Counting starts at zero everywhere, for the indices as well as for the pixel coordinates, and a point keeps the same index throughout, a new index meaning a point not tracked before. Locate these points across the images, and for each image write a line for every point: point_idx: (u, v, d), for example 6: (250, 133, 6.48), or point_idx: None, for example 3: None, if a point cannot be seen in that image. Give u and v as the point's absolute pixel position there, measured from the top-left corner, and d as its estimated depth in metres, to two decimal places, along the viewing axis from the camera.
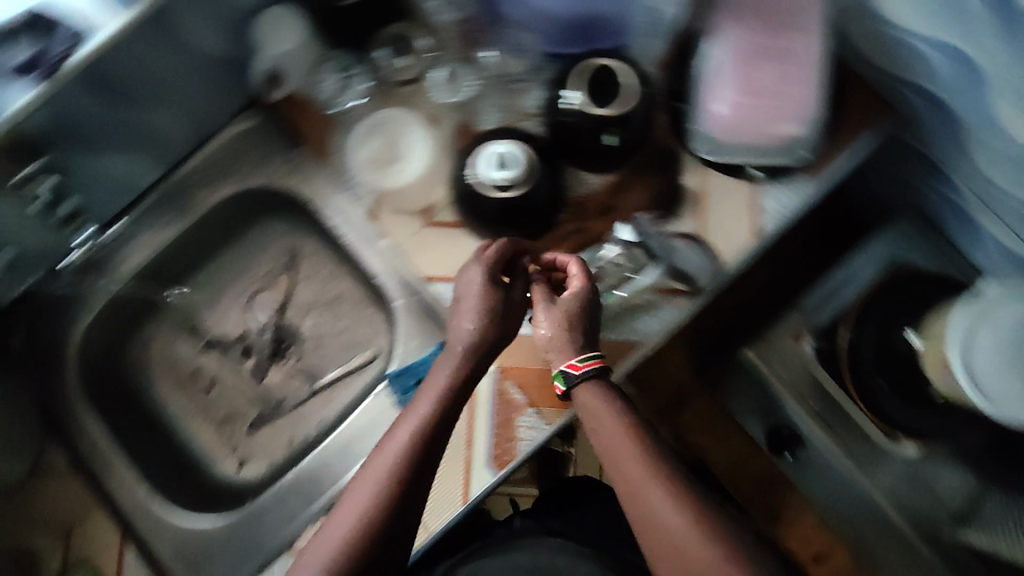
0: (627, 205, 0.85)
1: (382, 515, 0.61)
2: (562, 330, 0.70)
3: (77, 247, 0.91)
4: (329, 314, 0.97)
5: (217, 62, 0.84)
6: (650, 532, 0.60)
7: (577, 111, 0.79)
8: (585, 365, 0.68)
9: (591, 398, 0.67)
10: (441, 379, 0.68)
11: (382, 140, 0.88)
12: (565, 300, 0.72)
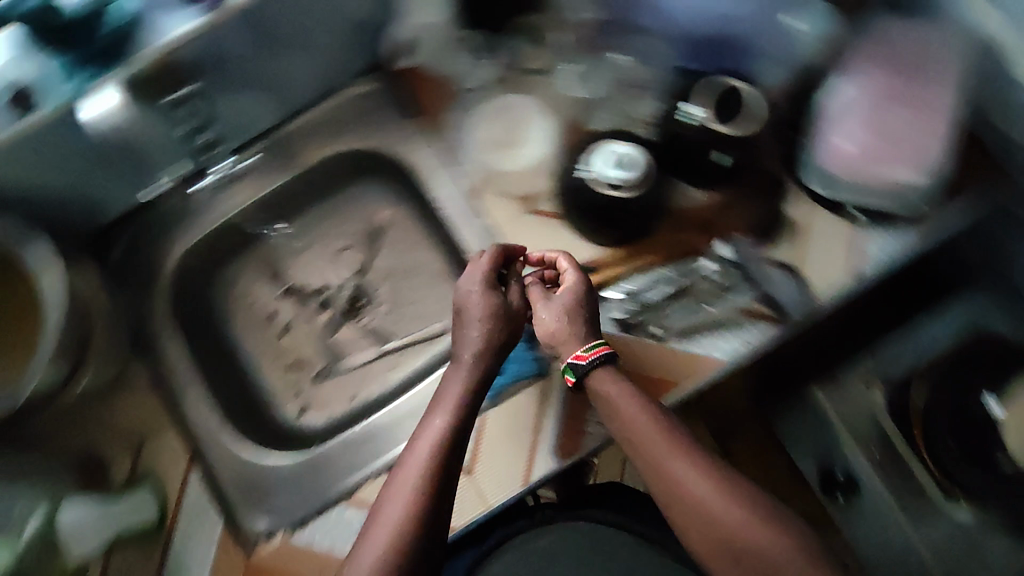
0: (727, 224, 0.85)
1: (416, 520, 0.65)
2: (568, 317, 0.77)
3: (214, 172, 0.96)
4: (407, 282, 0.97)
5: (358, 22, 0.86)
6: (686, 507, 0.65)
7: (698, 126, 0.81)
8: (591, 354, 0.74)
9: (609, 387, 0.73)
10: (455, 391, 0.75)
11: (502, 124, 0.90)
12: (562, 294, 0.79)
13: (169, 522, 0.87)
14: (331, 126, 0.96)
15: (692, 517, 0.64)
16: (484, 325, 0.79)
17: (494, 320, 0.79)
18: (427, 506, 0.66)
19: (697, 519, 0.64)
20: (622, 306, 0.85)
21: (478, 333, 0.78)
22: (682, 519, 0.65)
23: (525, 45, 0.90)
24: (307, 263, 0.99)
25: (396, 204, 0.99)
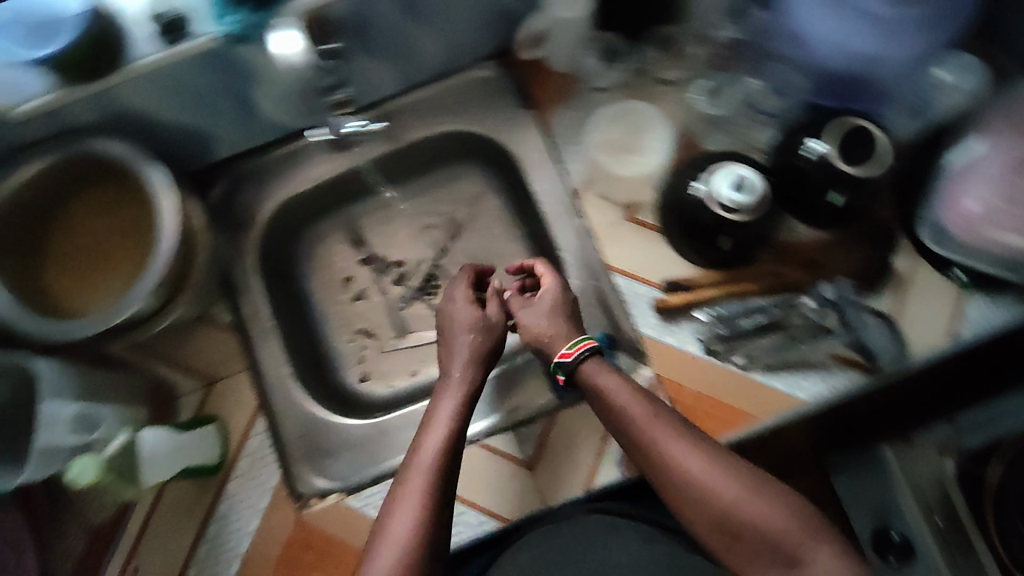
0: (830, 265, 0.84)
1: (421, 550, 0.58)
2: (549, 320, 0.72)
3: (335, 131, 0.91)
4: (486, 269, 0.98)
5: (499, 7, 0.84)
6: (690, 498, 0.57)
7: (817, 160, 0.78)
8: (575, 349, 0.68)
9: (597, 374, 0.66)
10: (450, 406, 0.68)
11: (622, 128, 0.91)
12: (545, 297, 0.75)
13: (229, 462, 0.86)
14: (441, 106, 0.95)
15: (698, 508, 0.56)
16: (464, 329, 0.74)
17: (474, 324, 0.74)
18: (432, 533, 0.59)
19: (709, 513, 0.56)
20: (710, 329, 0.84)
21: (466, 339, 0.73)
22: (687, 511, 0.57)
23: (658, 56, 0.89)
24: (390, 234, 1.00)
25: (481, 188, 1.00)
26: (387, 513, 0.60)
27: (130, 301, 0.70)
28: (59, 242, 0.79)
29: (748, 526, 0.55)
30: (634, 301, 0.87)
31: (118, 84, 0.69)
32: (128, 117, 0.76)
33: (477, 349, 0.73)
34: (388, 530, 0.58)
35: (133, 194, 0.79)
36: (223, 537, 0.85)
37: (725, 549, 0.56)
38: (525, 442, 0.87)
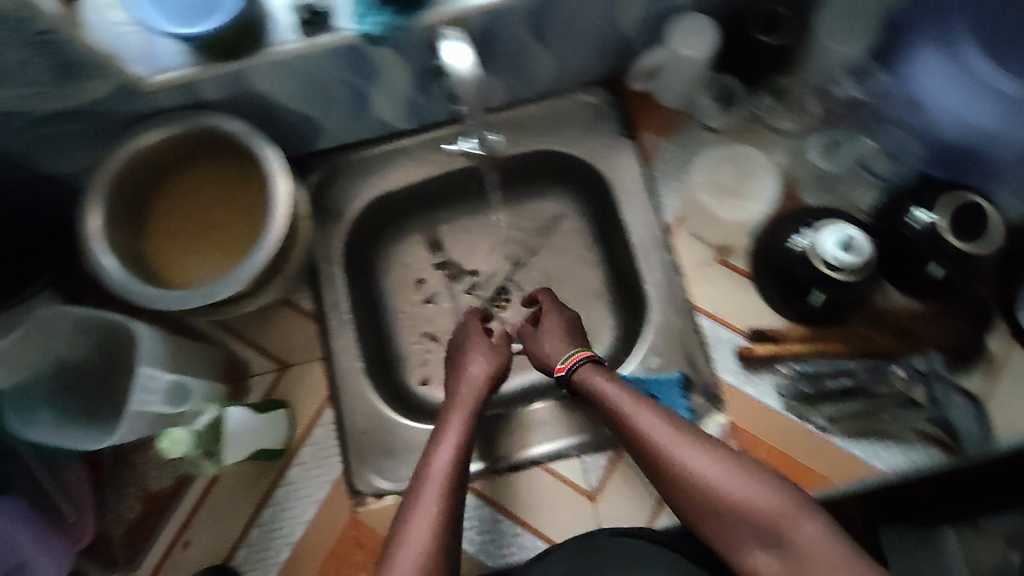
0: (922, 337, 0.83)
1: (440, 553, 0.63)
2: (550, 339, 0.79)
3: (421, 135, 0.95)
4: (561, 291, 0.98)
5: (620, 37, 0.84)
6: (684, 488, 0.63)
7: (922, 230, 0.77)
8: (568, 361, 0.75)
9: (593, 379, 0.73)
10: (462, 419, 0.74)
11: (731, 170, 0.86)
12: (547, 320, 0.82)
13: (293, 449, 0.86)
14: (542, 125, 0.94)
15: (693, 497, 0.62)
16: (475, 355, 0.81)
17: (481, 351, 0.81)
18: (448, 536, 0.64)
19: (705, 503, 0.61)
20: (793, 387, 0.83)
21: (477, 361, 0.80)
22: (685, 501, 0.63)
23: (772, 106, 0.89)
24: (467, 242, 1.01)
25: (562, 208, 1.01)
26: (407, 514, 0.65)
27: (232, 281, 0.71)
28: (168, 201, 0.78)
29: (733, 505, 0.60)
30: (716, 345, 0.86)
31: (251, 66, 0.70)
32: (256, 102, 0.77)
33: (487, 372, 0.79)
34: (408, 534, 0.63)
35: (250, 172, 0.78)
36: (275, 524, 0.84)
37: (722, 535, 0.61)
38: (590, 471, 0.85)
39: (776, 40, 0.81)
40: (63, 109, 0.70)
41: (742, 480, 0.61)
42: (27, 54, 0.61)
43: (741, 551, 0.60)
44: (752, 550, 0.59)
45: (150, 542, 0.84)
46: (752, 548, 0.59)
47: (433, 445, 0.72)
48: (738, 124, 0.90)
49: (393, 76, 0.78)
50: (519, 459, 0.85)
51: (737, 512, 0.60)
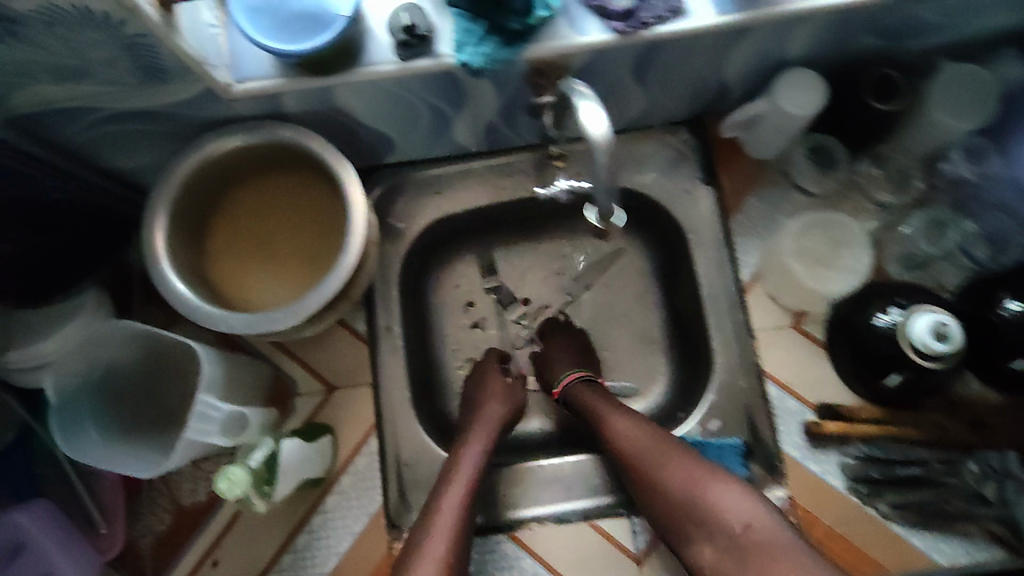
0: (1000, 432, 0.80)
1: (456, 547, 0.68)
2: (560, 359, 0.88)
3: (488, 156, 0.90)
4: (618, 333, 0.94)
5: (717, 82, 0.79)
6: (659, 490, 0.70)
7: (1016, 321, 0.73)
8: (563, 382, 0.84)
9: (586, 393, 0.82)
10: (485, 430, 0.79)
11: (820, 237, 0.82)
12: (555, 342, 0.89)
13: (333, 476, 0.83)
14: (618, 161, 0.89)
15: (665, 496, 0.70)
16: (489, 377, 0.86)
17: (494, 373, 0.86)
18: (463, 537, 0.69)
19: (675, 501, 0.69)
20: (862, 470, 0.81)
21: (493, 383, 0.85)
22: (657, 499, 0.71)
23: (869, 171, 0.84)
24: (522, 271, 0.97)
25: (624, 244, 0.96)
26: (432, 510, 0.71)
27: (300, 309, 0.67)
28: (234, 211, 0.74)
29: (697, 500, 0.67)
30: (782, 417, 0.83)
31: (342, 82, 0.65)
32: (333, 116, 0.73)
33: (507, 394, 0.84)
34: (433, 528, 0.69)
35: (327, 186, 0.74)
36: (309, 552, 0.81)
37: (685, 529, 0.68)
38: (638, 534, 0.83)
39: (891, 108, 0.77)
40: (139, 108, 0.65)
41: (706, 481, 0.68)
42: (114, 57, 0.56)
43: (701, 541, 0.66)
44: (712, 546, 0.66)
45: (176, 559, 0.81)
46: (708, 541, 0.66)
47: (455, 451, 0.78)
48: (832, 188, 0.85)
49: (481, 102, 0.74)
50: (566, 512, 0.83)
51: (701, 506, 0.67)
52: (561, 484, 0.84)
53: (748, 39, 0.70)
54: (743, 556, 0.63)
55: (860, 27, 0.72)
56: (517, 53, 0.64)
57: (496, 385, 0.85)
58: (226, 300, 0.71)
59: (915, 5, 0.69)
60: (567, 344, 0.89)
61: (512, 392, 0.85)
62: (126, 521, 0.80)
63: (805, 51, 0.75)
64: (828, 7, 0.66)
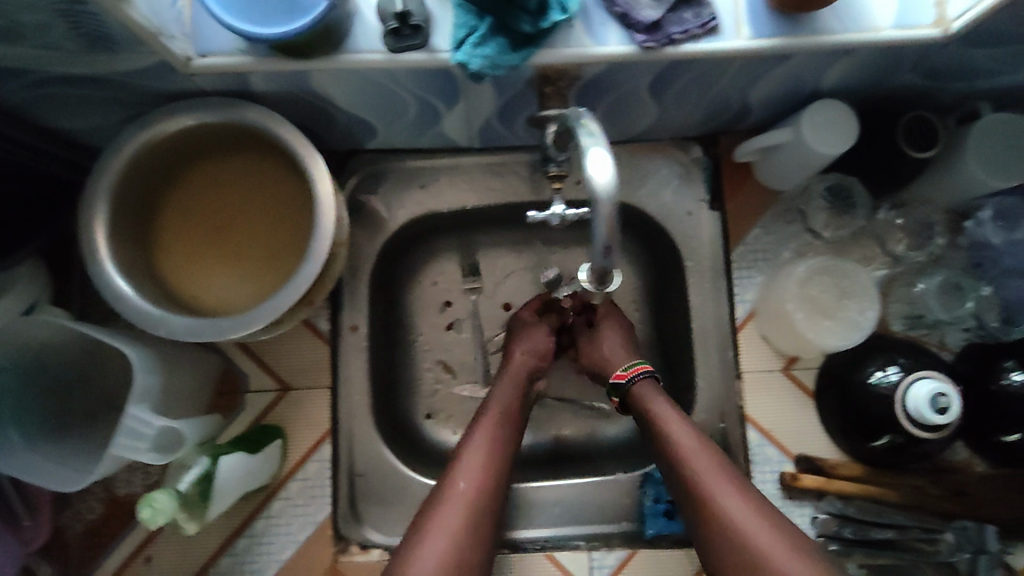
0: (982, 503, 0.76)
1: (470, 543, 0.64)
2: (608, 346, 0.77)
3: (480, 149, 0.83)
4: None
5: (738, 104, 0.72)
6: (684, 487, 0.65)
7: (1014, 392, 0.69)
8: (630, 371, 0.72)
9: (647, 392, 0.71)
10: (494, 423, 0.72)
11: (830, 285, 0.74)
12: (606, 325, 0.78)
13: (280, 480, 0.78)
14: (620, 174, 0.83)
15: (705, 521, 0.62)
16: (523, 332, 0.79)
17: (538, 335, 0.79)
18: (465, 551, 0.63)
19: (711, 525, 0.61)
20: (833, 527, 0.76)
21: (521, 336, 0.79)
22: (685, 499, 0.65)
23: (886, 216, 0.78)
24: (505, 276, 0.90)
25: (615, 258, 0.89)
26: (440, 497, 0.66)
27: (251, 320, 0.60)
28: (190, 190, 0.66)
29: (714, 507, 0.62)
30: (759, 463, 0.78)
31: (319, 69, 0.58)
32: (310, 99, 0.65)
33: (533, 347, 0.78)
34: (423, 543, 0.62)
35: (297, 176, 0.66)
36: (250, 557, 0.76)
37: (711, 545, 0.61)
38: (596, 569, 0.78)
39: (931, 154, 0.70)
40: (83, 75, 0.56)
41: (744, 507, 0.61)
42: (51, 20, 0.48)
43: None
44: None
45: (108, 551, 0.76)
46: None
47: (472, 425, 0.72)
48: (845, 234, 0.78)
49: (478, 102, 0.67)
50: (527, 539, 0.81)
51: (725, 527, 0.60)
52: (528, 509, 0.82)
53: (782, 65, 0.63)
54: None
55: (904, 64, 0.65)
56: (525, 59, 0.57)
57: (531, 337, 0.79)
58: (173, 293, 0.65)
59: (970, 48, 0.62)
60: (618, 329, 0.78)
61: (534, 353, 0.78)
62: (52, 511, 0.76)
63: (839, 82, 0.68)
64: (877, 41, 0.59)
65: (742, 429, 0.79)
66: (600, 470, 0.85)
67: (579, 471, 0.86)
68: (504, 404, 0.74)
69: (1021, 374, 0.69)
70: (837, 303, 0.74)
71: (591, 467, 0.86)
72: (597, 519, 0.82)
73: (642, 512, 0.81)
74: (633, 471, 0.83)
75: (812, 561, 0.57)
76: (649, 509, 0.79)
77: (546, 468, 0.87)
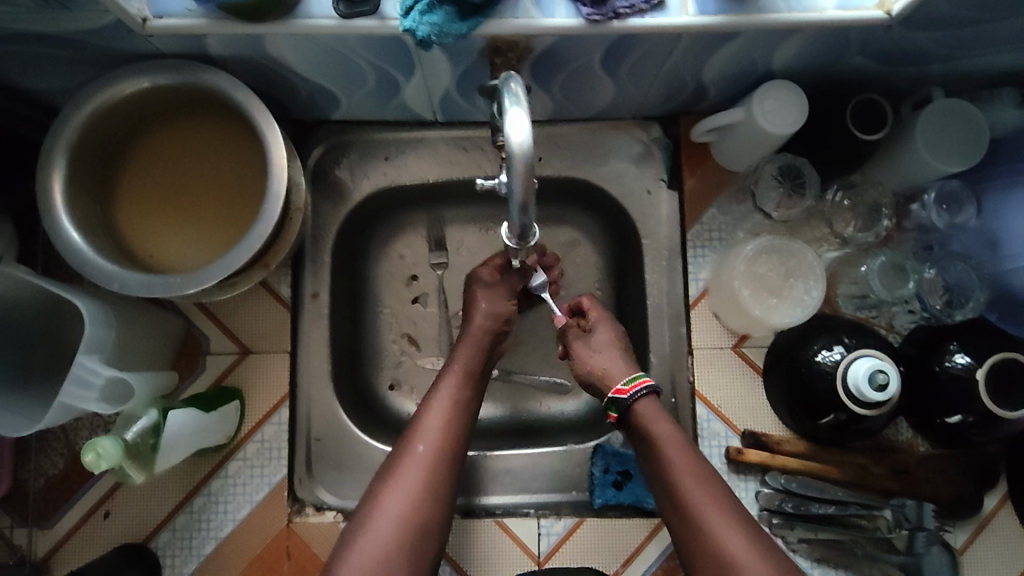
0: (922, 483, 0.78)
1: (427, 507, 0.64)
2: (606, 356, 0.74)
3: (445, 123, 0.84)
4: None
5: (694, 83, 0.74)
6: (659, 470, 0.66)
7: (955, 374, 0.71)
8: (631, 387, 0.69)
9: (647, 406, 0.69)
10: (453, 384, 0.73)
11: (777, 265, 0.76)
12: (601, 331, 0.76)
13: (236, 442, 0.79)
14: (583, 152, 0.84)
15: (682, 513, 0.63)
16: (484, 294, 0.78)
17: (493, 288, 0.79)
18: (425, 511, 0.64)
19: (685, 516, 0.63)
20: (776, 501, 0.78)
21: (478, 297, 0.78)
22: (658, 483, 0.66)
23: (835, 198, 0.79)
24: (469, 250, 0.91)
25: (577, 235, 0.90)
26: (399, 461, 0.67)
27: (201, 277, 0.62)
28: (150, 152, 0.68)
29: (685, 499, 0.63)
30: (707, 437, 0.80)
31: (272, 33, 0.59)
32: (268, 65, 0.66)
33: (494, 314, 0.77)
34: (381, 502, 0.64)
35: (254, 140, 0.68)
36: (205, 515, 0.77)
37: (683, 537, 0.63)
38: (545, 536, 0.79)
39: (880, 137, 0.72)
40: (40, 33, 0.58)
41: (717, 505, 0.62)
42: None
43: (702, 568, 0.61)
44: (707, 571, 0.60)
45: (68, 506, 0.78)
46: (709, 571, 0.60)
47: (432, 390, 0.73)
48: (796, 214, 0.80)
49: (434, 72, 0.68)
50: (480, 504, 0.83)
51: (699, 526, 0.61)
52: (482, 477, 0.84)
53: (730, 43, 0.64)
54: None
55: (852, 47, 0.66)
56: (471, 28, 0.58)
57: (493, 300, 0.78)
58: (130, 252, 0.66)
59: (916, 32, 0.63)
60: (612, 337, 0.76)
61: (496, 316, 0.77)
62: (13, 465, 0.77)
63: (790, 62, 0.70)
64: (821, 21, 0.60)
65: (692, 404, 0.82)
66: (557, 441, 0.87)
67: (536, 442, 0.87)
68: (464, 369, 0.74)
69: (966, 356, 0.70)
70: (784, 282, 0.76)
71: (546, 439, 0.88)
72: (550, 488, 0.84)
73: (591, 482, 0.83)
74: (586, 442, 0.85)
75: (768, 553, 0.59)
76: (599, 478, 0.82)
77: (500, 439, 0.88)
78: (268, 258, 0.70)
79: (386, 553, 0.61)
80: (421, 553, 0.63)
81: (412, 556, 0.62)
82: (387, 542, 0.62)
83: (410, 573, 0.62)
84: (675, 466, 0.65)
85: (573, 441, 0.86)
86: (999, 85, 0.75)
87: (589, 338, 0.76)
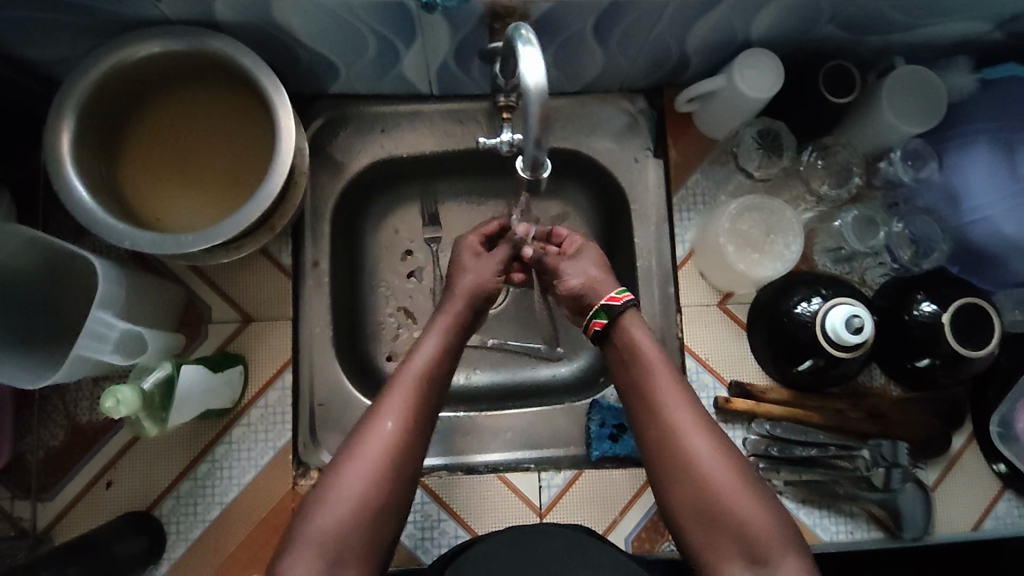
0: (896, 424, 0.83)
1: (391, 473, 0.66)
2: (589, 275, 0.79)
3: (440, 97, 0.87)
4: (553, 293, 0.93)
5: (677, 53, 0.78)
6: (654, 422, 0.69)
7: (922, 321, 0.76)
8: (624, 295, 0.75)
9: (631, 329, 0.74)
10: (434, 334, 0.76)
11: (757, 224, 0.82)
12: (572, 257, 0.81)
13: (241, 408, 0.80)
14: (573, 124, 0.88)
15: (659, 431, 0.68)
16: (473, 260, 0.83)
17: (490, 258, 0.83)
18: (407, 453, 0.67)
19: (661, 432, 0.68)
20: (763, 446, 0.82)
21: (471, 265, 0.82)
22: (644, 418, 0.70)
23: (810, 158, 0.85)
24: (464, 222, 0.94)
25: (566, 205, 0.94)
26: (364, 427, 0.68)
27: (211, 237, 0.63)
28: (156, 122, 0.70)
29: (664, 419, 0.68)
30: (697, 389, 0.84)
31: None
32: (275, 32, 0.69)
33: (484, 286, 0.81)
34: (357, 452, 0.66)
35: (260, 107, 0.70)
36: (209, 481, 0.78)
37: (656, 454, 0.68)
38: (545, 489, 0.82)
39: (846, 102, 0.79)
40: None
41: (690, 423, 0.68)
42: None
43: (670, 482, 0.67)
44: (675, 485, 0.66)
45: (70, 473, 0.78)
46: (677, 485, 0.66)
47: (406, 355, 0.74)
48: (775, 173, 0.85)
49: (433, 40, 0.71)
50: (478, 463, 0.86)
51: (672, 441, 0.67)
52: (480, 436, 0.87)
53: (711, 11, 0.69)
54: (698, 503, 0.65)
55: (822, 15, 0.72)
56: None
57: (483, 268, 0.82)
58: (138, 217, 0.68)
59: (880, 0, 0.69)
60: (593, 256, 0.81)
61: (484, 284, 0.81)
62: (13, 436, 0.77)
63: (765, 32, 0.75)
64: None
65: (682, 358, 0.85)
66: (552, 403, 0.89)
67: (533, 403, 0.90)
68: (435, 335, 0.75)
69: (932, 304, 0.76)
70: (765, 238, 0.81)
71: (543, 400, 0.91)
72: (547, 446, 0.86)
73: (589, 437, 0.86)
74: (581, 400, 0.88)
75: (736, 466, 0.66)
76: (592, 433, 0.85)
77: (499, 402, 0.91)
78: (269, 222, 0.72)
79: (364, 497, 0.65)
80: (385, 520, 0.65)
81: (370, 525, 0.64)
82: (347, 512, 0.64)
83: (391, 510, 0.66)
84: (656, 388, 0.70)
85: (569, 399, 0.90)
86: (956, 53, 0.82)
87: (565, 261, 0.81)
